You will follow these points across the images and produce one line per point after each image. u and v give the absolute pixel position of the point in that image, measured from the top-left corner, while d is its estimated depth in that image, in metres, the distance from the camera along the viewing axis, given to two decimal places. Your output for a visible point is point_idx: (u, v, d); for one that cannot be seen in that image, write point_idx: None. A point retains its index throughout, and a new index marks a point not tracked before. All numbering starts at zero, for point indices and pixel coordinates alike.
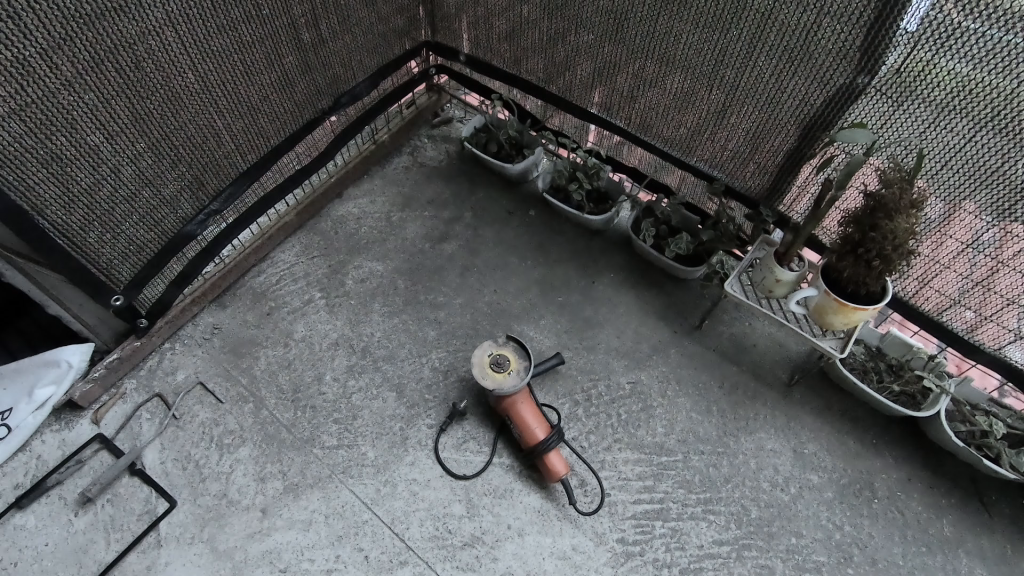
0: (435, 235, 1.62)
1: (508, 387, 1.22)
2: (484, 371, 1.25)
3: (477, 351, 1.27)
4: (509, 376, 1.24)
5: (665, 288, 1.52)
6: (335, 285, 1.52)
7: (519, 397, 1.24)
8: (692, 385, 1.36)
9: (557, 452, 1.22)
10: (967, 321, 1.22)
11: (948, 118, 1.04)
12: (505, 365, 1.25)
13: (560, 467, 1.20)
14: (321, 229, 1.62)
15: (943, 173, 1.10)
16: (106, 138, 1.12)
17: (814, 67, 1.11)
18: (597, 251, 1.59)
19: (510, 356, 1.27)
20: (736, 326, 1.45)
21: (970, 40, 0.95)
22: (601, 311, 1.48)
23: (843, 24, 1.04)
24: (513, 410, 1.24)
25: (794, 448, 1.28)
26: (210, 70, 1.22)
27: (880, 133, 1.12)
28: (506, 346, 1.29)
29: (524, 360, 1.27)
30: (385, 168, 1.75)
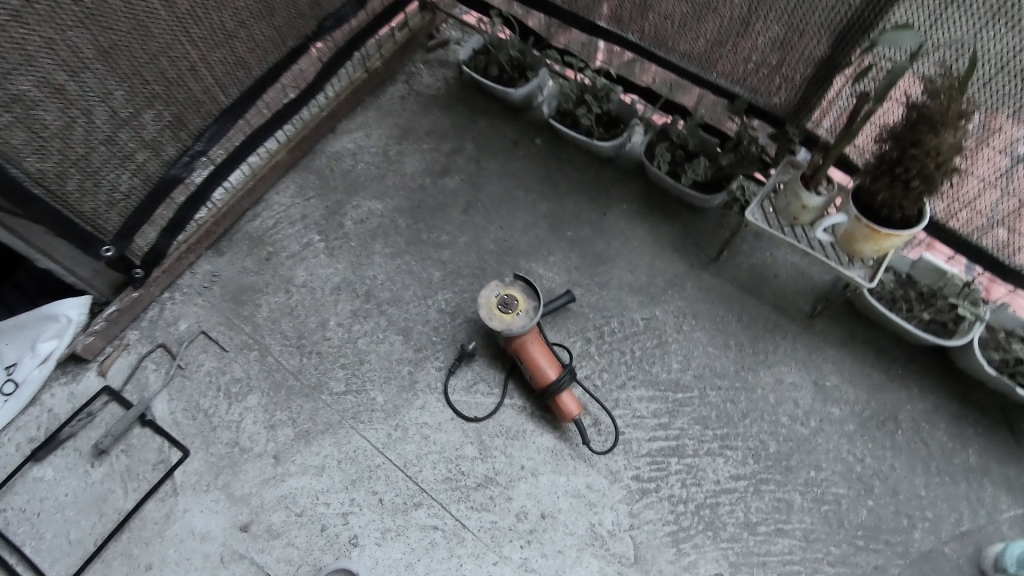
0: (436, 169, 1.53)
1: (517, 328, 1.18)
2: (492, 313, 1.20)
3: (483, 291, 1.22)
4: (518, 316, 1.20)
5: (681, 218, 1.43)
6: (333, 226, 1.46)
7: (529, 338, 1.20)
8: (709, 319, 1.31)
9: (569, 393, 1.19)
10: (1012, 245, 1.13)
11: (1009, 14, 0.91)
12: (513, 305, 1.20)
13: (572, 407, 1.17)
14: (316, 168, 1.54)
15: (999, 79, 0.97)
16: (71, 76, 1.03)
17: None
18: (608, 181, 1.49)
19: (518, 295, 1.22)
20: (756, 257, 1.38)
21: None
22: (613, 245, 1.41)
23: None
24: (523, 351, 1.20)
25: (816, 381, 1.23)
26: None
27: (928, 35, 0.99)
28: (514, 285, 1.23)
29: (533, 298, 1.22)
30: (379, 100, 1.64)
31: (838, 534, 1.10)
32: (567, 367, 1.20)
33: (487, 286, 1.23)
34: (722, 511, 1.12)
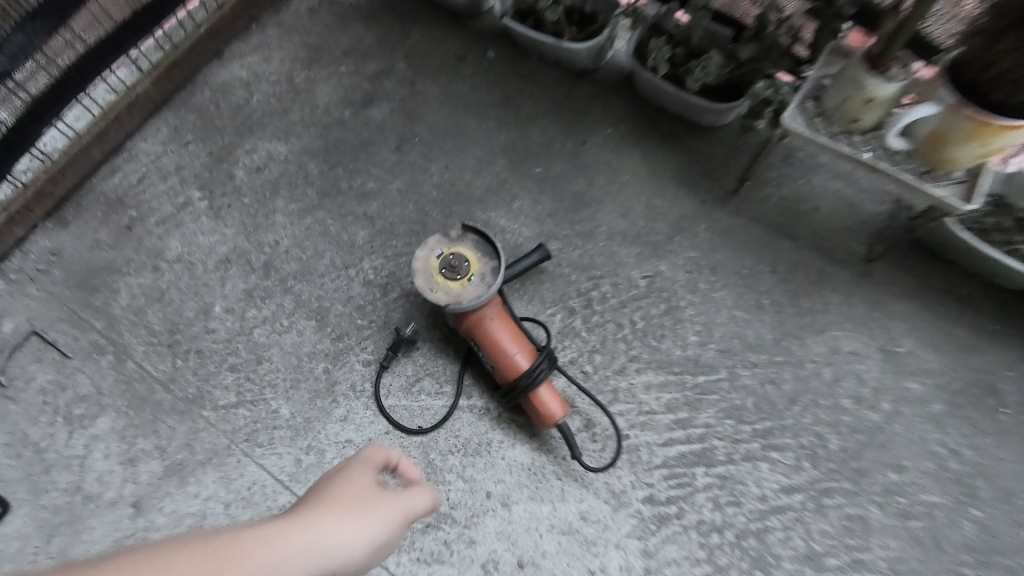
0: (358, 98, 1.15)
1: (469, 301, 0.82)
2: (433, 281, 0.84)
3: (417, 251, 0.86)
4: (470, 284, 0.84)
5: (685, 142, 1.08)
6: (220, 180, 1.08)
7: (488, 314, 0.85)
8: (733, 273, 0.97)
9: (549, 386, 0.84)
10: None
11: None
12: (463, 267, 0.84)
13: (555, 407, 0.83)
14: (196, 104, 1.15)
15: None
16: None
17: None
18: (586, 101, 1.13)
19: (469, 254, 0.86)
20: (788, 187, 1.03)
21: None
22: (598, 183, 1.05)
23: None
24: (481, 332, 0.85)
25: (883, 347, 0.90)
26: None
27: None
28: (463, 241, 0.87)
29: (491, 257, 0.86)
30: (280, 12, 1.23)
31: (934, 561, 0.79)
32: (543, 349, 0.85)
33: (423, 244, 0.86)
34: (772, 540, 0.80)
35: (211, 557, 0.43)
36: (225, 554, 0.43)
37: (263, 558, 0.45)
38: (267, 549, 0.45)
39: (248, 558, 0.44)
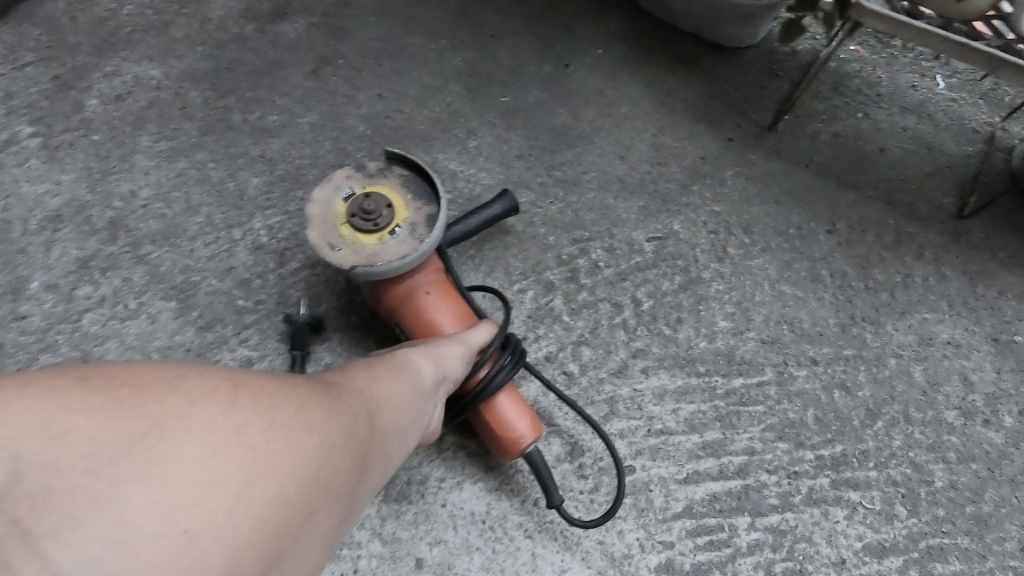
0: (264, 9, 0.86)
1: (388, 262, 0.54)
2: (336, 234, 0.55)
3: (314, 190, 0.57)
4: (393, 238, 0.55)
5: (701, 65, 0.80)
6: (63, 111, 0.78)
7: (423, 285, 0.57)
8: (776, 233, 0.69)
9: (514, 392, 0.54)
10: None
11: None
12: (382, 213, 0.55)
13: (521, 425, 0.53)
14: (42, 15, 0.84)
15: None
16: None
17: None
18: (568, 15, 0.85)
19: (394, 193, 0.56)
20: (842, 122, 0.76)
21: None
22: (585, 117, 0.77)
23: None
24: (411, 312, 0.57)
25: (994, 337, 0.64)
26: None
27: None
28: (386, 175, 0.57)
29: (428, 199, 0.57)
30: None
31: None
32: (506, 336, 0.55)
33: (324, 179, 0.57)
34: None
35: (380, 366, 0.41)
36: (387, 363, 0.42)
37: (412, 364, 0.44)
38: (411, 355, 0.45)
39: (401, 365, 0.43)
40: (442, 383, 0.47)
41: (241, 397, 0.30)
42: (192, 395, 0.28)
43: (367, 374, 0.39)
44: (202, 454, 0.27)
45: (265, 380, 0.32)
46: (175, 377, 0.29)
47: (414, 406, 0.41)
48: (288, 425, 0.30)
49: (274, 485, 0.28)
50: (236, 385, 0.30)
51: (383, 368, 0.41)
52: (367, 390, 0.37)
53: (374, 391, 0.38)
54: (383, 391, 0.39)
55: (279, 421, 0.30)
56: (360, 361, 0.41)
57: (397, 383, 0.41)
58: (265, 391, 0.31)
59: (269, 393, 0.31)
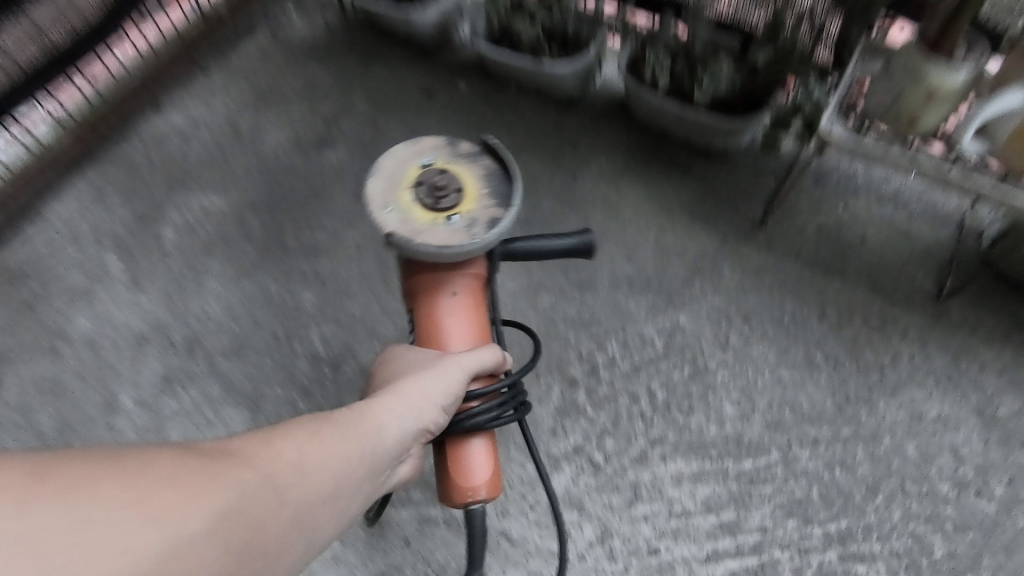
0: (309, 141, 1.00)
1: (427, 244, 0.49)
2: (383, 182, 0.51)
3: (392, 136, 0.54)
4: (446, 225, 0.49)
5: (695, 171, 0.90)
6: (143, 241, 0.90)
7: (454, 287, 0.53)
8: (772, 322, 0.77)
9: (490, 449, 0.52)
10: None
11: None
12: (448, 197, 0.50)
13: (480, 477, 0.51)
14: (123, 157, 0.99)
15: None
16: None
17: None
18: (573, 130, 0.96)
19: (469, 182, 0.51)
20: (825, 215, 0.85)
21: None
22: (594, 223, 0.87)
23: None
24: (427, 305, 0.53)
25: (979, 410, 0.70)
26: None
27: None
28: (473, 159, 0.53)
29: (501, 203, 0.51)
30: (228, 59, 1.11)
31: None
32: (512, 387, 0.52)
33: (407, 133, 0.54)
34: None
35: (316, 423, 0.40)
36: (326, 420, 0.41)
37: (358, 422, 0.42)
38: (372, 410, 0.44)
39: (342, 422, 0.41)
40: (406, 430, 0.45)
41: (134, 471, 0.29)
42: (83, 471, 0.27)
43: (298, 434, 0.38)
44: (82, 533, 0.26)
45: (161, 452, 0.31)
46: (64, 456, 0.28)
47: (359, 473, 0.40)
48: (179, 501, 0.29)
49: (160, 564, 0.27)
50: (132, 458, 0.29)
51: (320, 425, 0.40)
52: (288, 458, 0.36)
53: (308, 459, 0.37)
54: (313, 454, 0.38)
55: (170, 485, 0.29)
56: (301, 419, 0.40)
57: (335, 444, 0.39)
58: (172, 467, 0.30)
59: (170, 469, 0.30)
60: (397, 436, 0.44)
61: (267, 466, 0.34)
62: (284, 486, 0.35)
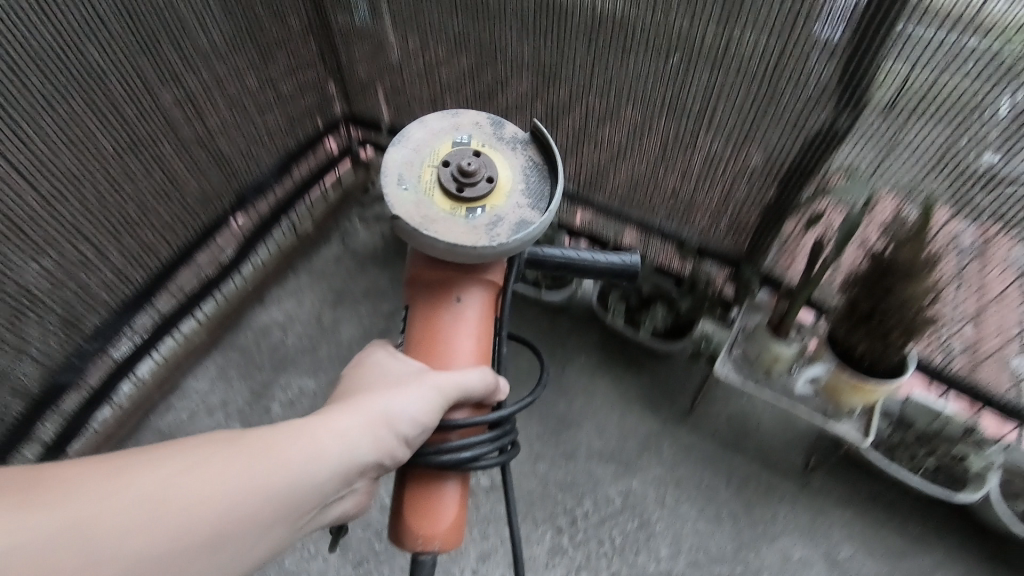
0: (374, 335, 1.42)
1: (449, 226, 0.66)
2: (422, 163, 0.70)
3: (439, 116, 0.74)
4: (475, 209, 0.67)
5: (645, 366, 1.29)
6: (259, 414, 1.32)
7: (465, 294, 0.70)
8: (695, 487, 1.15)
9: (459, 501, 0.66)
10: (967, 336, 1.00)
11: (923, 115, 0.82)
12: (479, 184, 0.68)
13: (448, 507, 0.64)
14: (240, 345, 1.40)
15: (938, 177, 0.86)
16: None
17: (807, 67, 0.86)
18: (564, 330, 1.35)
19: (501, 171, 0.70)
20: (735, 403, 1.23)
21: (966, 52, 0.75)
22: (577, 406, 1.25)
23: (809, 62, 0.85)
24: (439, 303, 0.70)
25: (825, 555, 1.09)
26: (57, 156, 0.97)
27: (875, 166, 0.90)
28: (510, 149, 0.73)
29: (525, 204, 0.68)
30: (312, 262, 1.54)
31: None
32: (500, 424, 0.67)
33: (454, 115, 0.74)
34: None
35: (220, 448, 0.52)
36: (229, 447, 0.52)
37: (260, 448, 0.53)
38: (300, 431, 0.56)
39: (246, 448, 0.53)
40: (329, 448, 0.56)
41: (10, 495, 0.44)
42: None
43: (185, 460, 0.50)
44: None
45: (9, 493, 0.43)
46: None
47: (246, 500, 0.50)
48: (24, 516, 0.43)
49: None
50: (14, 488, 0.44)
51: (220, 451, 0.52)
52: (162, 480, 0.48)
53: (180, 490, 0.48)
54: (190, 477, 0.49)
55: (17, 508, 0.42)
56: (203, 445, 0.51)
57: (218, 469, 0.50)
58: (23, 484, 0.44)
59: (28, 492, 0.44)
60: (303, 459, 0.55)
61: (136, 490, 0.47)
62: (143, 509, 0.46)
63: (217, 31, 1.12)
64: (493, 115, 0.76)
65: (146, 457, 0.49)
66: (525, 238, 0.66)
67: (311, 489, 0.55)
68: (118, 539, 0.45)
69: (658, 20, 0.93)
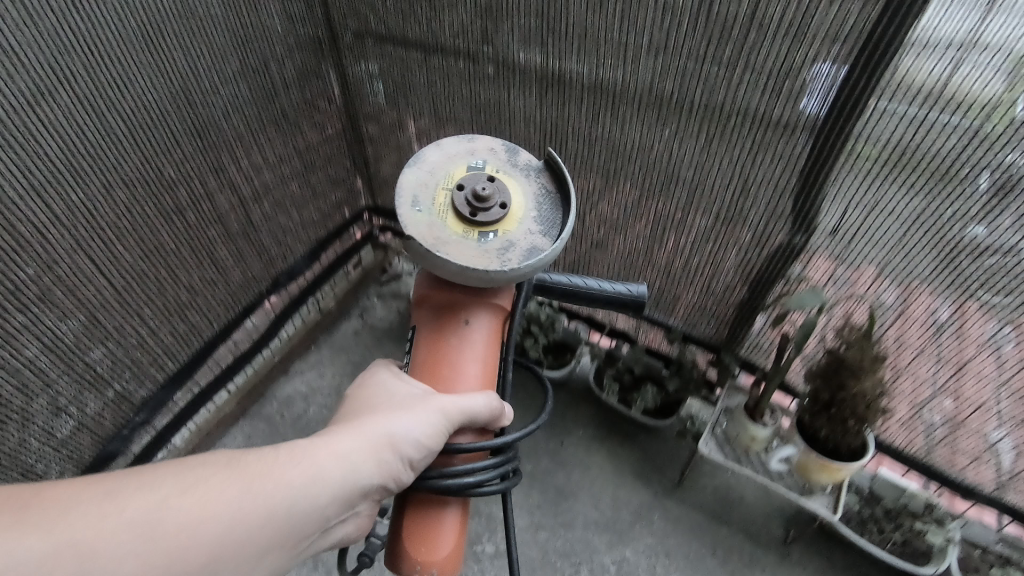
0: None
1: (460, 251, 0.70)
2: (439, 186, 0.76)
3: (457, 142, 0.80)
4: (487, 235, 0.72)
5: (637, 440, 1.41)
6: None
7: (472, 318, 0.75)
8: (683, 557, 1.25)
9: (457, 531, 0.72)
10: (947, 409, 1.08)
11: (892, 199, 0.92)
12: (493, 209, 0.73)
13: (446, 536, 0.71)
14: (266, 414, 1.53)
15: (912, 252, 0.95)
16: (37, 370, 1.05)
17: (767, 198, 1.03)
18: (563, 405, 1.48)
19: (514, 198, 0.75)
20: (719, 477, 1.35)
21: (936, 133, 0.83)
22: (576, 477, 1.37)
23: (778, 163, 0.98)
24: (446, 328, 0.76)
25: None
26: (131, 255, 1.12)
27: (849, 239, 1.00)
28: (523, 174, 0.78)
29: (535, 231, 0.73)
30: (333, 337, 1.69)
31: None
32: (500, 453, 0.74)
33: (471, 143, 0.80)
34: None
35: (237, 470, 0.60)
36: (246, 469, 0.60)
37: (275, 471, 0.61)
38: (314, 454, 0.64)
39: (263, 471, 0.60)
40: (338, 471, 0.64)
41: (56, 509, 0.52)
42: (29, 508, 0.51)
43: (209, 481, 0.58)
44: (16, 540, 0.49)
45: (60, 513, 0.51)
46: (32, 497, 0.52)
47: (259, 522, 0.58)
48: (68, 528, 0.51)
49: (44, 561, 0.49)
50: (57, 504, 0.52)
51: (238, 472, 0.60)
52: (185, 503, 0.56)
53: (201, 512, 0.56)
54: (214, 495, 0.57)
55: (62, 526, 0.51)
56: (222, 469, 0.59)
57: (235, 492, 0.58)
58: (75, 497, 0.53)
59: (75, 506, 0.52)
60: (314, 481, 0.62)
61: (160, 512, 0.54)
62: (164, 531, 0.54)
63: (269, 144, 1.31)
64: (507, 143, 0.82)
65: (173, 478, 0.57)
66: (535, 264, 0.70)
67: (312, 510, 0.62)
68: (124, 556, 0.52)
69: (655, 93, 1.02)
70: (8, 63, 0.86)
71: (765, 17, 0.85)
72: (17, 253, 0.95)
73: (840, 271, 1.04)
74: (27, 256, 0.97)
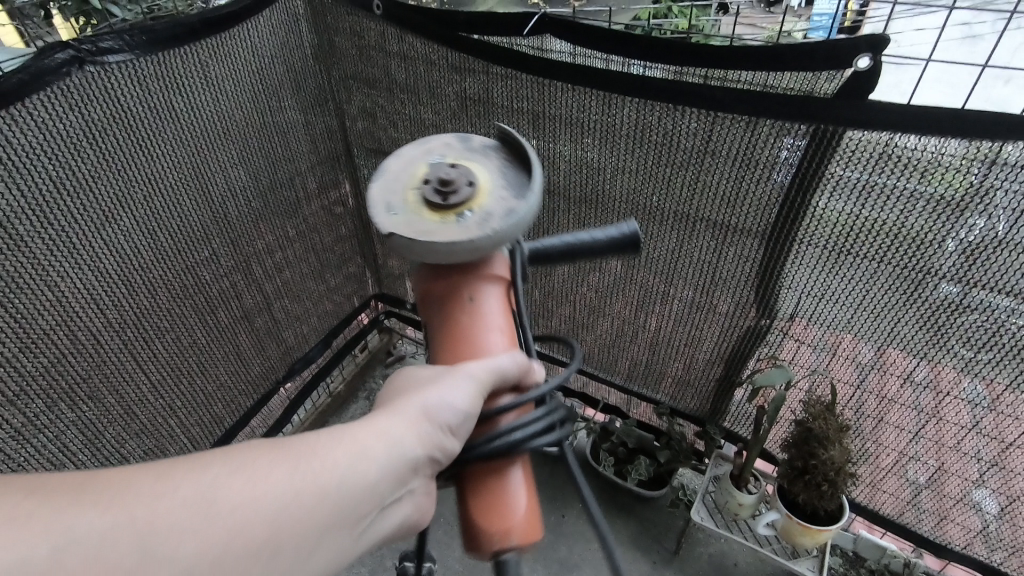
0: None
1: (443, 238, 0.60)
2: (405, 188, 0.66)
3: (407, 148, 0.70)
4: (464, 214, 0.62)
5: (634, 511, 1.50)
6: None
7: (476, 293, 0.65)
8: None
9: (528, 489, 0.59)
10: (928, 471, 1.18)
11: (854, 264, 1.02)
12: (462, 190, 0.63)
13: (519, 499, 0.57)
14: None
15: (882, 315, 1.05)
16: (78, 463, 1.14)
17: (733, 287, 1.18)
18: (561, 480, 1.57)
19: (479, 174, 0.66)
20: (713, 544, 1.43)
21: (887, 200, 0.95)
22: (577, 550, 1.44)
23: (746, 243, 1.11)
24: (452, 311, 0.65)
25: None
26: (168, 352, 1.23)
27: (821, 301, 1.10)
28: (481, 153, 0.70)
29: (510, 195, 0.64)
30: (341, 419, 1.79)
31: None
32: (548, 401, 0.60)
33: (422, 143, 0.70)
34: None
35: (279, 449, 0.50)
36: (287, 448, 0.51)
37: (320, 450, 0.51)
38: (352, 434, 0.53)
39: (305, 451, 0.51)
40: (382, 449, 0.53)
41: (92, 493, 0.44)
42: (59, 493, 0.44)
43: (246, 461, 0.49)
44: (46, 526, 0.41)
45: (97, 497, 0.44)
46: (60, 482, 0.45)
47: (303, 507, 0.48)
48: (103, 512, 0.43)
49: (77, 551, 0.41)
50: (94, 488, 0.45)
51: (281, 451, 0.50)
52: (223, 483, 0.47)
53: (243, 495, 0.47)
54: (254, 477, 0.48)
55: (95, 508, 0.43)
56: (260, 447, 0.50)
57: (276, 471, 0.49)
58: (112, 481, 0.45)
59: (113, 491, 0.45)
60: (361, 461, 0.52)
61: (199, 495, 0.46)
62: (202, 517, 0.45)
63: (291, 248, 1.47)
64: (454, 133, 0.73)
65: (215, 458, 0.49)
66: (520, 225, 0.62)
67: (365, 489, 0.52)
68: (176, 539, 0.44)
69: (635, 189, 1.17)
70: (75, 175, 0.99)
71: (714, 148, 1.04)
72: (71, 357, 1.06)
73: (817, 339, 1.16)
74: (83, 358, 1.08)
